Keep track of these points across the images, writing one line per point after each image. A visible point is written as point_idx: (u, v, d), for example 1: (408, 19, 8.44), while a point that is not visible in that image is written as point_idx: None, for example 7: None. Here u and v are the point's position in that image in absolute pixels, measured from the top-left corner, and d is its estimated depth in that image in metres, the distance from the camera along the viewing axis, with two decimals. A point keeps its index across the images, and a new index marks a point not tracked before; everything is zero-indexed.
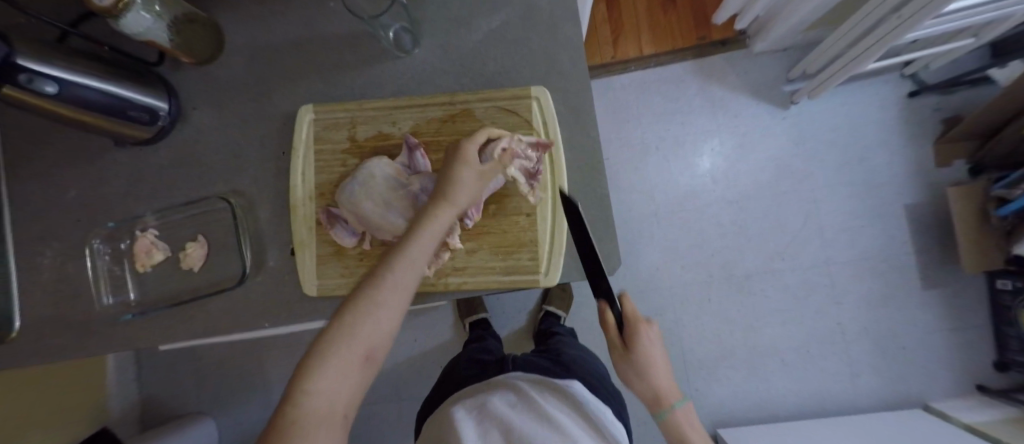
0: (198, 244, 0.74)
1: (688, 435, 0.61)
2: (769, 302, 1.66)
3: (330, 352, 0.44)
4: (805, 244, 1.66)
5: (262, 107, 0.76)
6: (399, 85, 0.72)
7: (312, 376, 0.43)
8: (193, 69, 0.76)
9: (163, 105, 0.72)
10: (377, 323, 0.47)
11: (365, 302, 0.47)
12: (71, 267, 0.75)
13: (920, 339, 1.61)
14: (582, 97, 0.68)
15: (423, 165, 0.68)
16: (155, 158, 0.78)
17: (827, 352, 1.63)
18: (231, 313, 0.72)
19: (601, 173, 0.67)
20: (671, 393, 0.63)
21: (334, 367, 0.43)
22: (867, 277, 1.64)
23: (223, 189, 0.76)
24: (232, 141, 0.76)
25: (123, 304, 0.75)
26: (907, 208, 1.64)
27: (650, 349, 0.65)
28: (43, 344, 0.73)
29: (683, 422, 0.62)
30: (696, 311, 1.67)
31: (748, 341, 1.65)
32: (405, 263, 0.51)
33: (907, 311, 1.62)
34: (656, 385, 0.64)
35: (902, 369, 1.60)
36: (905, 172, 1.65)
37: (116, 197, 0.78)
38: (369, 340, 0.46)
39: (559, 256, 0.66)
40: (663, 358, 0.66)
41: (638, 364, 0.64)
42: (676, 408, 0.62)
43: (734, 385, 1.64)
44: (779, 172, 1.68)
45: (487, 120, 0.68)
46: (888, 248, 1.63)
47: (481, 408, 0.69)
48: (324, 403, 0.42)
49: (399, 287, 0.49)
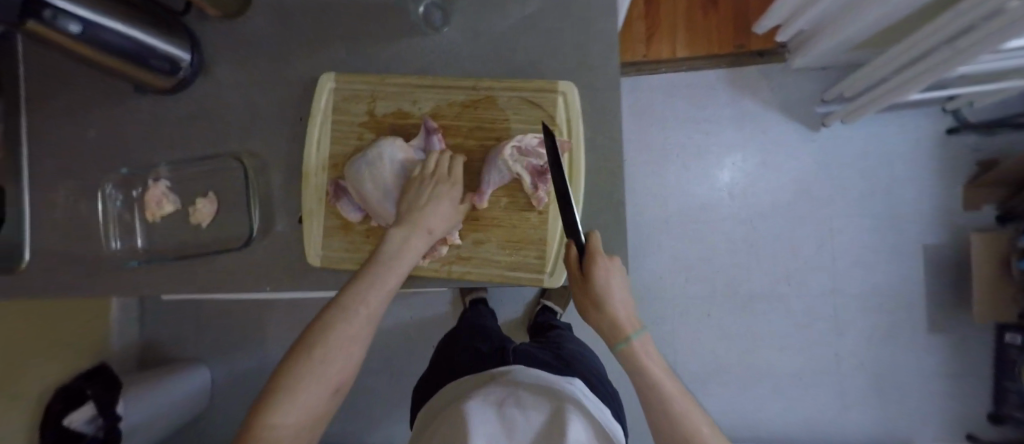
0: (209, 201, 0.74)
1: (646, 364, 0.50)
2: (768, 324, 1.64)
3: (327, 327, 0.50)
4: (816, 273, 1.63)
5: (283, 69, 0.75)
6: (422, 64, 0.70)
7: (311, 348, 0.48)
8: (217, 21, 0.75)
9: (185, 56, 0.72)
10: (368, 302, 0.53)
11: (357, 288, 0.54)
12: (81, 207, 0.77)
13: (918, 381, 1.58)
14: (608, 97, 0.66)
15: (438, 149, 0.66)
16: (173, 109, 0.78)
17: (820, 380, 1.62)
18: (233, 274, 0.73)
19: (618, 178, 0.65)
20: (626, 321, 0.53)
21: (330, 340, 0.49)
22: (873, 311, 1.61)
23: (238, 148, 0.76)
24: (251, 101, 0.76)
25: (130, 250, 0.76)
26: (926, 246, 1.59)
27: (610, 280, 0.55)
28: (51, 280, 0.75)
29: (641, 354, 0.51)
30: (694, 322, 1.66)
31: (739, 360, 1.64)
32: (374, 294, 0.54)
33: (909, 350, 1.59)
34: (613, 317, 0.54)
35: (894, 407, 1.59)
36: (930, 210, 1.59)
37: (132, 143, 0.78)
38: (362, 318, 0.51)
39: (569, 258, 0.65)
40: (625, 290, 0.56)
41: (594, 299, 0.55)
42: (634, 340, 0.51)
43: (720, 400, 1.65)
44: (799, 194, 1.64)
45: (512, 109, 0.66)
46: (902, 286, 1.60)
47: (483, 404, 0.63)
48: (319, 371, 0.47)
49: (390, 273, 0.56)
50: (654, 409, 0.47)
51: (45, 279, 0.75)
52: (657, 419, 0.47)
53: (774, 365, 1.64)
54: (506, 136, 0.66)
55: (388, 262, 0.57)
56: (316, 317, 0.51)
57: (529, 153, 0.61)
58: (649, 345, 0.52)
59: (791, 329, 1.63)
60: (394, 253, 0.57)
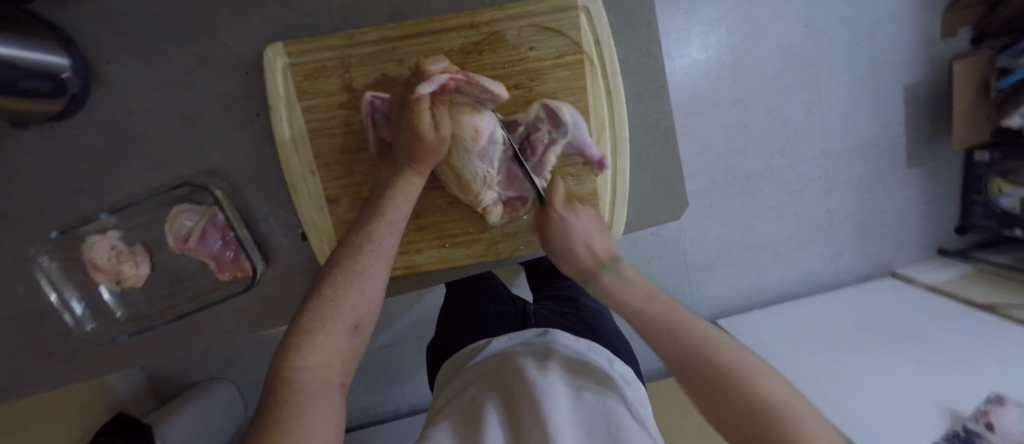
0: (194, 210, 0.63)
1: (621, 291, 0.47)
2: (789, 215, 1.44)
3: (319, 325, 0.38)
4: (827, 141, 1.40)
5: (210, 53, 0.60)
6: (389, 12, 0.59)
7: (300, 350, 0.35)
8: (86, 3, 0.56)
9: (64, 63, 0.54)
10: (365, 293, 0.41)
11: (345, 274, 0.42)
12: (30, 287, 0.65)
13: (925, 226, 1.52)
14: (607, 12, 0.59)
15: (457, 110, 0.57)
16: (79, 139, 0.61)
17: (844, 258, 1.52)
18: (251, 310, 0.69)
19: (632, 101, 0.63)
20: (602, 253, 0.51)
21: (327, 339, 0.37)
22: (886, 176, 1.45)
23: (192, 169, 0.64)
24: (185, 106, 0.62)
25: (113, 316, 0.67)
26: (904, 90, 1.40)
27: (569, 226, 0.55)
28: (53, 364, 0.68)
29: (616, 285, 0.48)
30: (708, 234, 1.42)
31: (757, 259, 1.47)
32: (387, 238, 0.47)
33: (919, 202, 1.50)
34: (578, 256, 0.52)
35: (902, 260, 1.55)
36: (906, 47, 1.36)
37: (47, 194, 0.63)
38: (377, 259, 0.44)
39: (621, 206, 0.63)
40: (597, 227, 0.55)
41: (563, 245, 0.54)
42: (605, 274, 0.49)
43: (746, 303, 1.52)
44: (788, 59, 1.32)
45: (523, 43, 0.57)
46: (902, 135, 1.43)
47: (536, 361, 0.48)
48: (321, 378, 0.35)
49: (380, 256, 0.45)
50: (654, 328, 0.41)
51: (45, 364, 0.68)
52: (660, 339, 0.40)
53: (794, 257, 1.49)
54: (533, 77, 0.58)
55: (377, 243, 0.45)
56: (296, 315, 0.39)
57: (560, 118, 0.56)
58: (628, 273, 0.49)
59: (808, 202, 1.44)
60: (379, 233, 0.47)
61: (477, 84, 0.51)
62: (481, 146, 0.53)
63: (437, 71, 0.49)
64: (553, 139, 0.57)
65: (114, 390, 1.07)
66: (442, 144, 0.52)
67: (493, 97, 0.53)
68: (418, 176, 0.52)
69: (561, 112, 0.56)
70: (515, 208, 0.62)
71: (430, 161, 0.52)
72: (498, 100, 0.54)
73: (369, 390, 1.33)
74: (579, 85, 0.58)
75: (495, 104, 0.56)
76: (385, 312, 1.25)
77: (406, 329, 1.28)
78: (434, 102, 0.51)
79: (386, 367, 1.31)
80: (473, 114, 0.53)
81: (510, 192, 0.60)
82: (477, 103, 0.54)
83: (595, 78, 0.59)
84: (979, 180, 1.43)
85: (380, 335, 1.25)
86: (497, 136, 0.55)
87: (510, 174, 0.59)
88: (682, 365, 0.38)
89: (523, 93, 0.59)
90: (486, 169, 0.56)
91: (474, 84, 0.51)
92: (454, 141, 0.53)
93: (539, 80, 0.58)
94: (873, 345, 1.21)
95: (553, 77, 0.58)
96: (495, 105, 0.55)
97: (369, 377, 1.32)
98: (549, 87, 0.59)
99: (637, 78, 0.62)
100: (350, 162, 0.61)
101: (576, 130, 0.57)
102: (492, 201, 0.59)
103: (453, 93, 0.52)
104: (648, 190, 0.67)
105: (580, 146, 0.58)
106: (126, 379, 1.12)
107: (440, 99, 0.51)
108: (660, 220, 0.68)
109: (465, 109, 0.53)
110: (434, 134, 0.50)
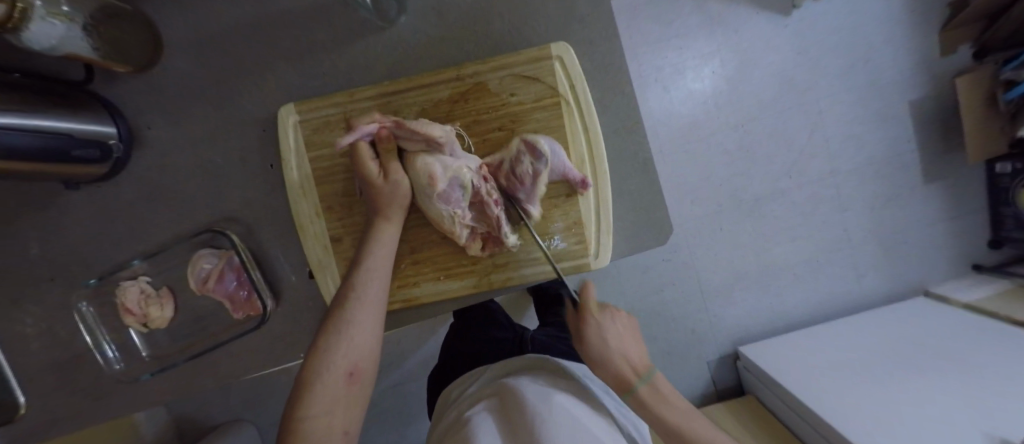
0: (211, 252, 0.69)
1: (662, 411, 0.50)
2: (803, 236, 1.41)
3: (320, 375, 0.44)
4: (833, 161, 1.39)
5: (231, 114, 0.69)
6: (387, 70, 0.66)
7: (304, 402, 0.41)
8: (135, 80, 0.66)
9: (111, 130, 0.63)
10: (354, 340, 0.47)
11: (337, 326, 0.47)
12: (65, 331, 0.71)
13: (954, 242, 1.45)
14: (581, 58, 0.65)
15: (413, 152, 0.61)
16: (120, 195, 0.70)
17: (869, 279, 1.45)
18: (261, 347, 0.72)
19: (611, 135, 0.66)
20: (638, 364, 0.53)
21: (326, 387, 0.43)
22: (902, 193, 1.41)
23: (214, 217, 0.71)
24: (209, 161, 0.70)
25: (136, 358, 0.72)
26: (909, 106, 1.38)
27: (604, 333, 0.54)
28: (85, 404, 0.72)
29: (653, 401, 0.50)
30: (721, 259, 1.40)
31: (775, 284, 1.43)
32: (372, 288, 0.52)
33: (942, 217, 1.44)
34: (615, 367, 0.53)
35: (933, 278, 1.47)
36: (905, 65, 1.37)
37: (92, 244, 0.70)
38: (365, 309, 0.50)
39: (607, 234, 0.66)
40: (628, 334, 0.56)
41: (598, 353, 0.53)
42: (640, 386, 0.51)
43: (767, 329, 1.46)
44: (784, 84, 1.35)
45: (505, 90, 0.62)
46: (914, 150, 1.40)
47: (532, 393, 0.50)
48: (326, 424, 0.41)
49: (368, 304, 0.50)
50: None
51: (77, 404, 0.72)
52: None
53: (815, 281, 1.44)
54: (515, 119, 0.63)
55: (363, 292, 0.51)
56: (301, 368, 0.45)
57: (538, 149, 0.59)
58: (663, 387, 0.52)
59: (822, 222, 1.41)
60: (366, 283, 0.52)
61: (405, 128, 0.58)
62: (440, 189, 0.57)
63: (366, 127, 0.58)
64: (537, 169, 0.60)
65: (141, 431, 1.10)
66: (403, 191, 0.59)
67: (428, 136, 0.57)
68: (389, 223, 0.58)
69: (539, 144, 0.59)
70: (495, 245, 0.66)
71: (399, 208, 0.59)
72: (447, 143, 0.58)
73: (385, 429, 1.32)
74: (557, 124, 0.63)
75: (442, 146, 0.58)
76: (399, 348, 1.26)
77: (419, 365, 1.28)
78: (380, 152, 0.60)
79: (401, 405, 1.31)
80: (427, 161, 0.57)
81: (486, 225, 0.64)
82: (430, 148, 0.59)
83: (572, 118, 0.63)
84: (1007, 192, 1.36)
85: (394, 372, 1.26)
86: (461, 178, 0.58)
87: (483, 213, 0.63)
88: None
89: (506, 134, 0.64)
90: (452, 210, 0.59)
91: (405, 128, 0.59)
92: (417, 187, 0.59)
93: (520, 121, 0.63)
94: (908, 371, 1.12)
95: (534, 119, 0.63)
96: (440, 145, 0.58)
97: (385, 415, 1.31)
98: (531, 127, 0.63)
99: (613, 114, 0.66)
100: (350, 205, 0.66)
101: (555, 158, 0.60)
102: (469, 237, 0.64)
103: (398, 139, 0.60)
104: (632, 218, 0.69)
105: (562, 171, 0.61)
106: (154, 423, 1.15)
107: (386, 147, 0.59)
108: (649, 246, 0.69)
109: (419, 155, 0.59)
110: (384, 181, 0.59)
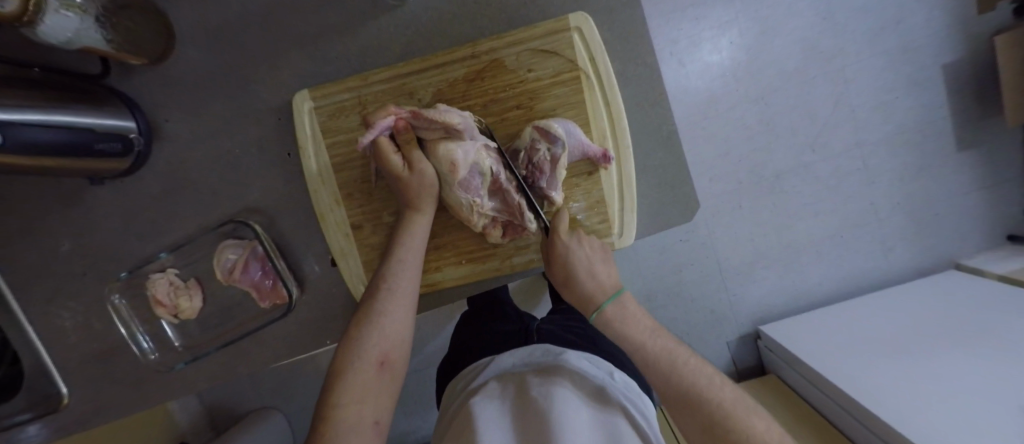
0: (235, 242, 0.69)
1: (624, 325, 0.51)
2: (826, 211, 1.36)
3: (352, 364, 0.44)
4: (859, 131, 1.33)
5: (246, 104, 0.68)
6: (400, 51, 0.64)
7: (337, 391, 0.41)
8: (151, 73, 0.66)
9: (131, 124, 0.63)
10: (385, 331, 0.47)
11: (370, 317, 0.48)
12: (102, 324, 0.73)
13: (988, 211, 1.38)
14: (599, 29, 0.62)
15: (431, 137, 0.58)
16: (144, 189, 0.70)
17: (896, 252, 1.40)
18: (288, 335, 0.73)
19: (632, 109, 0.64)
20: (606, 284, 0.55)
21: (358, 375, 0.43)
22: (934, 162, 1.35)
23: (236, 208, 0.71)
24: (227, 154, 0.70)
25: (169, 348, 0.74)
26: (942, 69, 1.30)
27: (572, 254, 0.58)
28: (126, 392, 0.75)
29: (616, 317, 0.52)
30: (741, 238, 1.37)
31: (797, 262, 1.39)
32: (403, 279, 0.52)
33: (976, 185, 1.37)
34: (585, 287, 0.56)
35: (965, 250, 1.42)
36: (939, 25, 1.28)
37: (121, 239, 0.72)
38: (395, 302, 0.50)
39: (630, 212, 0.64)
40: (600, 259, 0.59)
41: (564, 271, 0.58)
42: (607, 305, 0.53)
43: (789, 306, 1.43)
44: (807, 52, 1.29)
45: (522, 66, 0.60)
46: (947, 116, 1.33)
47: (543, 383, 0.49)
48: (357, 413, 0.40)
49: (400, 296, 0.51)
50: (657, 364, 0.44)
51: (118, 393, 0.75)
52: (658, 377, 0.43)
53: (839, 257, 1.40)
54: (534, 97, 0.61)
55: (395, 284, 0.51)
56: (334, 361, 0.45)
57: (553, 134, 0.57)
58: (629, 306, 0.53)
59: (847, 196, 1.36)
60: (398, 275, 0.52)
61: (422, 117, 0.56)
62: (461, 176, 0.55)
63: (382, 119, 0.56)
64: (555, 154, 0.58)
65: (174, 419, 1.14)
66: (428, 182, 0.57)
67: (446, 124, 0.55)
68: (421, 214, 0.57)
69: (551, 128, 0.57)
70: (516, 231, 0.64)
71: (430, 199, 0.57)
72: (466, 129, 0.56)
73: (407, 413, 1.35)
74: (578, 100, 0.61)
75: (461, 132, 0.56)
76: (419, 334, 1.28)
77: (439, 351, 1.30)
78: (401, 144, 0.58)
79: (424, 390, 1.33)
80: (449, 147, 0.55)
81: (507, 213, 0.61)
82: (450, 134, 0.56)
83: (593, 93, 0.61)
84: None
85: (415, 357, 1.28)
86: (481, 163, 0.56)
87: (506, 200, 0.60)
88: (674, 397, 0.41)
89: (524, 112, 0.62)
90: (471, 198, 0.57)
91: (421, 118, 0.57)
92: (442, 179, 0.58)
93: (538, 99, 0.61)
94: (941, 346, 1.08)
95: (553, 95, 0.61)
96: (461, 131, 0.56)
97: (408, 400, 1.34)
98: (550, 104, 0.61)
99: (633, 87, 0.64)
100: (369, 192, 0.66)
101: (572, 139, 0.58)
102: (488, 223, 0.62)
103: (416, 129, 0.58)
104: (656, 196, 0.67)
105: (581, 150, 0.59)
106: (187, 411, 1.20)
107: (405, 139, 0.58)
108: (672, 223, 0.68)
109: (439, 142, 0.57)
110: (409, 172, 0.57)
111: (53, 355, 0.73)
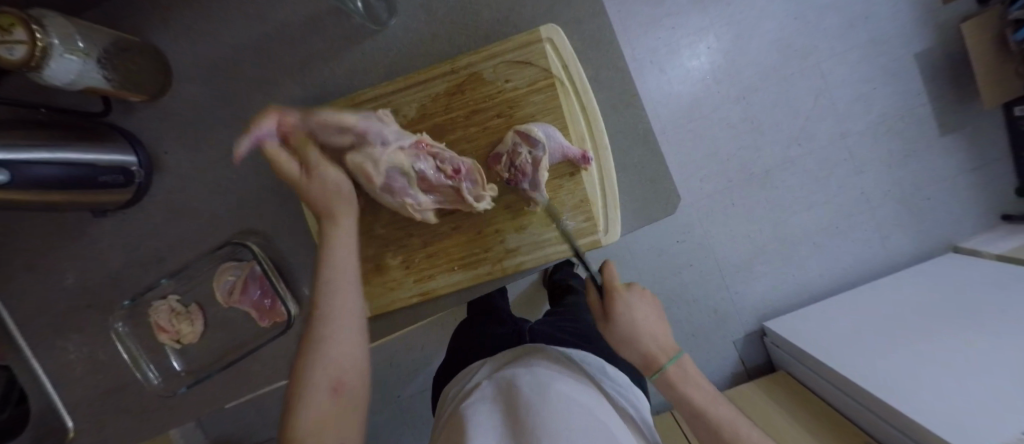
0: (235, 263, 0.72)
1: (688, 393, 0.47)
2: (818, 202, 1.38)
3: (304, 392, 0.42)
4: (841, 122, 1.36)
5: (241, 131, 0.71)
6: (384, 72, 0.68)
7: (293, 422, 0.40)
8: (150, 108, 0.70)
9: (132, 157, 0.66)
10: (334, 351, 0.45)
11: (314, 341, 0.45)
12: (105, 354, 0.74)
13: (978, 193, 1.40)
14: (570, 38, 0.66)
15: (339, 140, 0.57)
16: (144, 219, 0.73)
17: (891, 239, 1.41)
18: (289, 353, 0.74)
19: (607, 111, 0.67)
20: (665, 345, 0.50)
21: (312, 403, 0.41)
22: (918, 148, 1.37)
23: (234, 231, 0.74)
24: (225, 179, 0.72)
25: (171, 373, 0.75)
26: (915, 58, 1.35)
27: (634, 314, 0.50)
28: (130, 421, 0.76)
29: (680, 381, 0.48)
30: (736, 234, 1.38)
31: (795, 255, 1.40)
32: (343, 296, 0.49)
33: (961, 166, 1.39)
34: (642, 345, 0.50)
35: (961, 233, 1.42)
36: (906, 16, 1.33)
37: (124, 268, 0.74)
38: (336, 321, 0.47)
39: (614, 209, 0.66)
40: (656, 316, 0.53)
41: (625, 333, 0.50)
42: (669, 367, 0.49)
43: (791, 300, 1.43)
44: (782, 51, 1.33)
45: (499, 78, 0.64)
46: (926, 103, 1.36)
47: (525, 383, 0.48)
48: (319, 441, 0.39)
49: (341, 315, 0.48)
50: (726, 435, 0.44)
51: (122, 423, 0.76)
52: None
53: (835, 247, 1.41)
54: (513, 105, 0.64)
55: (335, 301, 0.48)
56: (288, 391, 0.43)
57: (533, 137, 0.61)
58: (689, 368, 0.50)
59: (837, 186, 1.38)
60: (335, 292, 0.49)
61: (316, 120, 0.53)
62: (378, 184, 0.59)
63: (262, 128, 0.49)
64: (536, 157, 0.60)
65: None
66: (333, 187, 0.54)
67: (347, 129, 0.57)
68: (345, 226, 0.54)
69: (532, 132, 0.61)
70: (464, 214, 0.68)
71: (349, 210, 0.55)
72: (371, 133, 0.58)
73: (415, 434, 1.34)
74: (554, 106, 0.64)
75: (365, 136, 0.58)
76: (422, 352, 1.28)
77: None
78: (295, 148, 0.53)
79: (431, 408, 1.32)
80: (360, 157, 0.57)
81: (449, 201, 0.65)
82: (356, 140, 0.58)
83: (569, 98, 0.64)
84: None
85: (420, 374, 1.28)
86: (399, 164, 0.59)
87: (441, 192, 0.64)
88: None
89: (505, 121, 0.65)
90: (401, 199, 0.62)
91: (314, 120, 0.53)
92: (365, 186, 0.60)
93: (517, 107, 0.64)
94: (946, 329, 1.07)
95: (531, 102, 0.64)
96: (361, 135, 0.58)
97: (415, 419, 1.32)
98: (529, 111, 0.64)
99: (608, 90, 0.67)
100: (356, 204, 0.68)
101: (553, 142, 0.61)
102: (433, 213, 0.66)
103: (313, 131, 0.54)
104: (639, 192, 0.69)
105: (561, 151, 0.62)
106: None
107: (299, 141, 0.53)
108: (657, 217, 0.69)
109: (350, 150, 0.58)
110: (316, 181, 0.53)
111: (56, 388, 0.74)
